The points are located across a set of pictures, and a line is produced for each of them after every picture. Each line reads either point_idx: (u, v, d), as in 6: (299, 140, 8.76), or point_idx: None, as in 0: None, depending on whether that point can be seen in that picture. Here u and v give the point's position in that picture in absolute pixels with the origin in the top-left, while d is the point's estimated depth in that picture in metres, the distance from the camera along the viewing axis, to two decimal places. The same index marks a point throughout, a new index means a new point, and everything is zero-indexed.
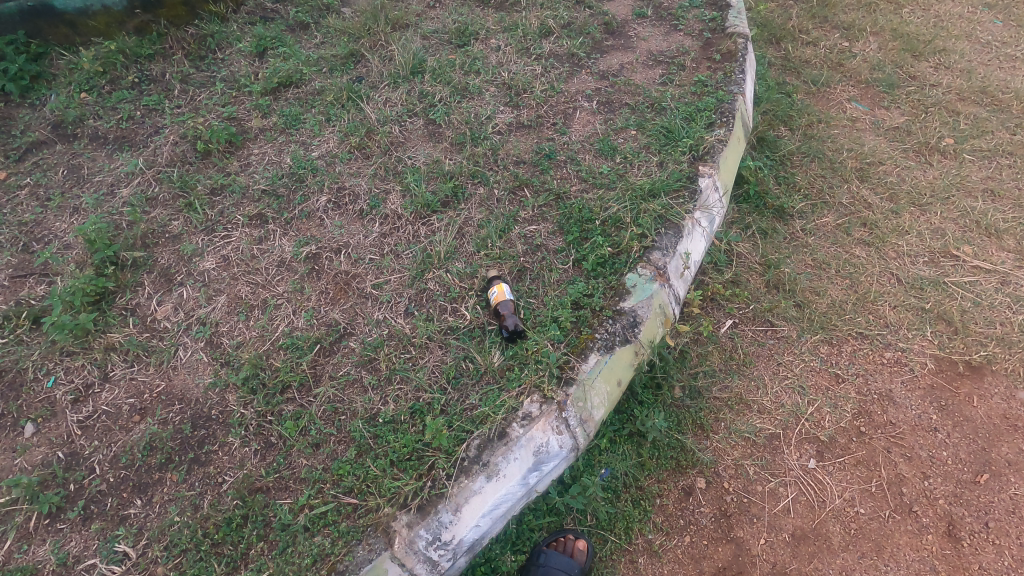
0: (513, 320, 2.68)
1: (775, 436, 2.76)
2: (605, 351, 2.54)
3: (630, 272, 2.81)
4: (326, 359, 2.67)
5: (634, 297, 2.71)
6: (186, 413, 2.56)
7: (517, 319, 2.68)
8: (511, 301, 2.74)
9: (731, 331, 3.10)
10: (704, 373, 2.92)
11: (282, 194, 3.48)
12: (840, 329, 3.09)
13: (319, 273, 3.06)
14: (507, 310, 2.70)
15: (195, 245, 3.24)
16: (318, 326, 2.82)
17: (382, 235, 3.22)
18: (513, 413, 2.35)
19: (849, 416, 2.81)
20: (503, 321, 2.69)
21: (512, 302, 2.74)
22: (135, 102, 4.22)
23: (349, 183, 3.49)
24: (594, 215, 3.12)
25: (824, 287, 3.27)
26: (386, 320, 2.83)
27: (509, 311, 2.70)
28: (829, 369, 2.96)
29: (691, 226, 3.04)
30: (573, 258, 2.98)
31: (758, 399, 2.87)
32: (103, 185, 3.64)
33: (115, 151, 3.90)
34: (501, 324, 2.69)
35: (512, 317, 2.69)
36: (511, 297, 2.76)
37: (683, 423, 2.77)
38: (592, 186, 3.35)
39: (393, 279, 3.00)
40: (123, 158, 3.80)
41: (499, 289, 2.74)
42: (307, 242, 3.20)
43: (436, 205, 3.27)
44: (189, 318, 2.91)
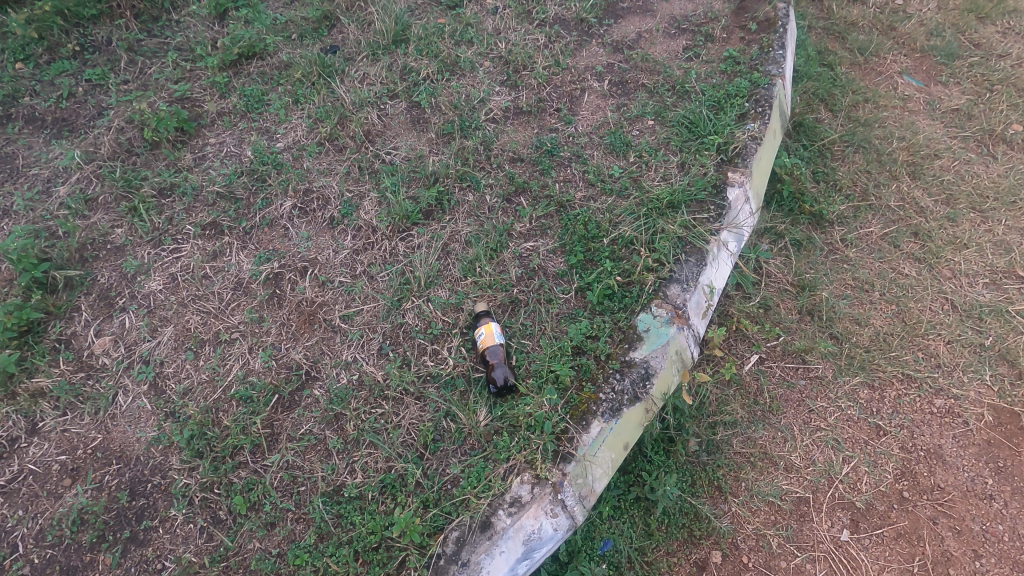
0: (502, 371, 2.27)
1: (803, 501, 2.40)
2: (610, 415, 2.14)
3: (643, 312, 2.36)
4: (284, 413, 2.29)
5: (645, 345, 2.28)
6: (124, 477, 2.22)
7: (508, 370, 2.28)
8: (502, 346, 2.34)
9: (757, 368, 2.69)
10: (725, 422, 2.53)
11: (242, 196, 3.00)
12: (884, 370, 2.66)
13: (280, 299, 2.63)
14: (498, 356, 2.30)
15: (139, 260, 2.79)
16: (277, 369, 2.42)
17: (354, 252, 2.76)
18: (499, 497, 1.98)
19: (890, 478, 2.43)
20: (491, 370, 2.29)
21: (503, 348, 2.33)
22: (76, 74, 3.64)
23: (318, 183, 3.00)
24: (601, 233, 2.65)
25: (867, 316, 2.82)
26: (357, 362, 2.43)
27: (499, 358, 2.30)
28: (870, 420, 2.56)
29: (717, 250, 2.54)
30: (576, 287, 2.54)
31: (785, 455, 2.49)
32: (38, 180, 3.15)
33: (53, 137, 3.38)
34: (488, 374, 2.28)
35: (503, 367, 2.29)
36: (503, 340, 2.36)
37: (698, 484, 2.41)
38: (600, 193, 2.84)
39: (365, 309, 2.57)
40: (61, 146, 3.28)
41: (490, 330, 2.34)
42: (269, 259, 2.75)
43: (417, 216, 2.79)
44: (130, 355, 2.52)
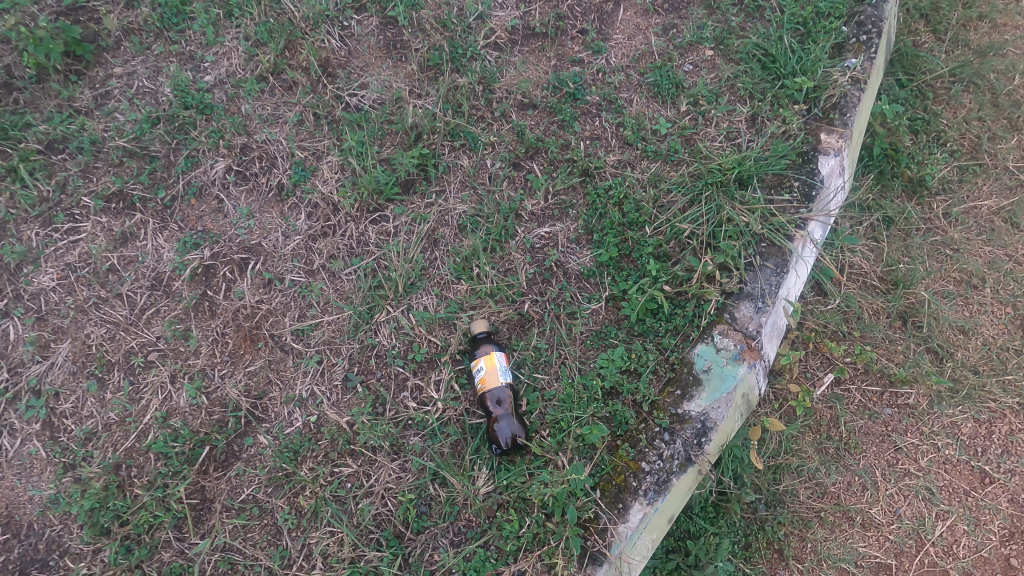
0: (507, 425, 1.69)
1: (883, 567, 1.92)
2: (655, 495, 1.57)
3: (701, 343, 1.73)
4: (218, 473, 1.73)
5: (705, 394, 1.67)
6: (13, 554, 1.69)
7: (517, 424, 1.69)
8: (508, 388, 1.72)
9: (833, 392, 2.09)
10: (792, 467, 1.98)
11: (158, 153, 2.19)
12: (997, 399, 2.08)
13: (211, 307, 1.97)
14: (502, 403, 1.70)
15: (24, 245, 2.02)
16: (208, 409, 1.82)
17: (309, 237, 2.06)
18: None
19: (996, 541, 1.93)
20: (493, 422, 1.70)
21: (510, 390, 1.72)
22: None
23: (260, 135, 2.21)
24: (642, 219, 1.96)
25: (976, 323, 2.20)
26: (315, 399, 1.83)
27: (505, 406, 1.70)
28: (974, 463, 2.02)
29: (803, 248, 1.86)
30: (608, 295, 1.91)
31: (864, 509, 1.98)
32: None
33: None
34: (489, 427, 1.70)
35: (510, 419, 1.69)
36: (509, 378, 1.73)
37: (754, 547, 1.91)
38: (640, 156, 2.11)
39: (325, 322, 1.94)
40: None
41: (490, 367, 1.70)
42: (196, 244, 2.05)
43: (393, 190, 2.06)
44: (15, 383, 1.86)
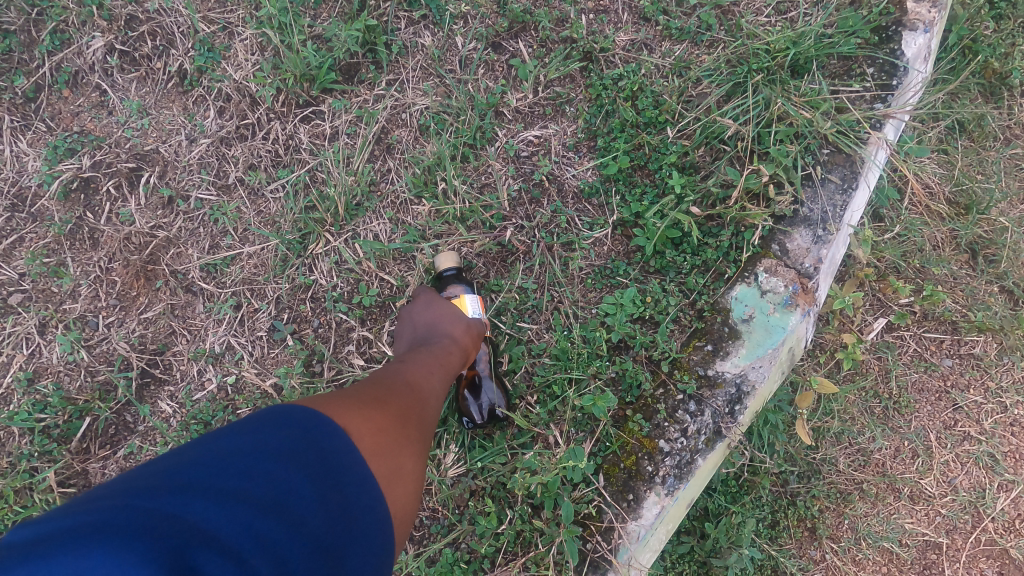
0: (489, 389, 1.30)
1: (930, 545, 1.62)
2: (677, 482, 1.20)
3: (741, 284, 1.31)
4: (105, 452, 1.36)
5: (744, 351, 1.26)
6: None
7: (498, 390, 1.31)
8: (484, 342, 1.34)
9: (883, 341, 1.71)
10: (832, 431, 1.63)
11: (13, 26, 1.54)
12: None
13: (91, 234, 1.49)
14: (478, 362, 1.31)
15: None
16: (90, 370, 1.39)
17: (221, 141, 1.55)
18: None
19: None
20: (466, 388, 1.30)
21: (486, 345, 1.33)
22: None
23: (150, 2, 1.57)
24: (663, 118, 1.47)
25: None
26: (232, 354, 1.43)
27: (482, 367, 1.31)
28: None
29: (876, 155, 1.40)
30: (615, 219, 1.46)
31: (914, 478, 1.65)
32: None
33: None
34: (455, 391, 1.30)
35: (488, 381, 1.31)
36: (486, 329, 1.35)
37: (782, 526, 1.59)
38: (661, 35, 1.57)
39: (244, 256, 1.48)
40: None
41: (460, 312, 1.29)
42: (68, 149, 1.52)
43: (330, 76, 1.52)
44: None
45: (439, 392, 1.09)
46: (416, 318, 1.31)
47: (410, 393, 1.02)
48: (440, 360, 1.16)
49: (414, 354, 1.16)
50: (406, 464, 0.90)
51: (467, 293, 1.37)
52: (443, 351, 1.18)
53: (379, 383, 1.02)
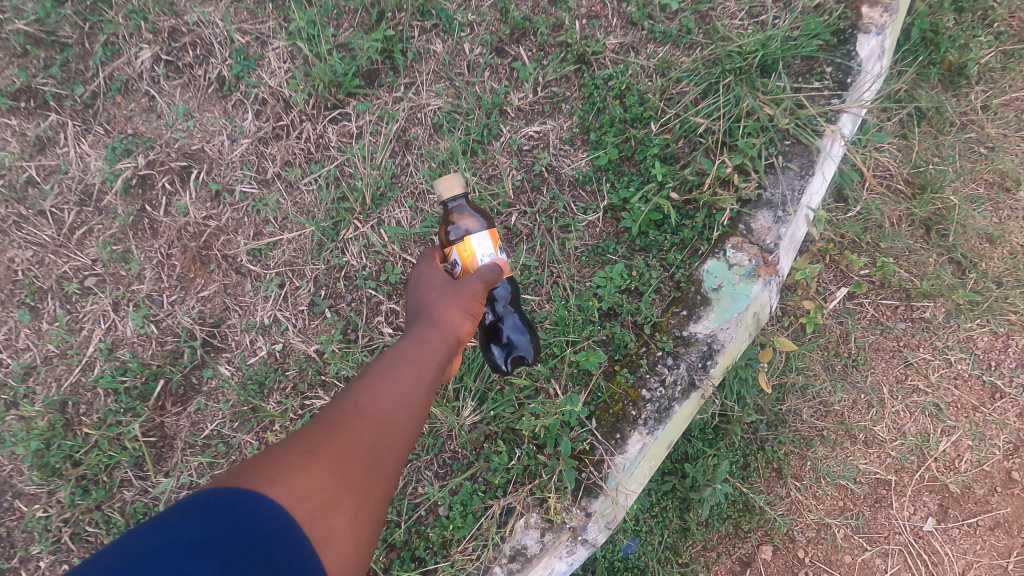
0: (517, 338, 1.40)
1: (882, 483, 1.88)
2: (656, 423, 1.44)
3: (711, 257, 1.54)
4: (178, 408, 1.60)
5: (714, 315, 1.49)
6: None
7: (527, 341, 1.41)
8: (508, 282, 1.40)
9: (844, 308, 1.95)
10: (796, 387, 1.87)
11: (70, 40, 1.76)
12: (1018, 311, 1.93)
13: (152, 224, 1.71)
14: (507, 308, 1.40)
15: None
16: (158, 340, 1.64)
17: (259, 141, 1.76)
18: (493, 549, 1.41)
19: (999, 455, 1.88)
20: (494, 338, 1.41)
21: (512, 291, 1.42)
22: None
23: (191, 16, 1.77)
24: (647, 114, 1.68)
25: (1003, 230, 2.01)
26: (279, 325, 1.66)
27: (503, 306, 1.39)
28: (985, 378, 1.92)
29: (831, 146, 1.61)
30: (606, 204, 1.68)
31: (868, 425, 1.89)
32: None
33: None
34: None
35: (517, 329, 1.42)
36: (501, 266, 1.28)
37: (752, 468, 1.84)
38: (646, 39, 1.76)
39: (285, 241, 1.70)
40: None
41: (462, 283, 1.23)
42: (128, 150, 1.74)
43: (354, 81, 1.73)
44: None
45: (405, 406, 1.06)
46: (412, 296, 1.30)
47: (364, 426, 1.01)
48: (415, 360, 1.12)
49: (388, 359, 1.12)
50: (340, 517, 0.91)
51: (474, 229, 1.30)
52: (419, 349, 1.13)
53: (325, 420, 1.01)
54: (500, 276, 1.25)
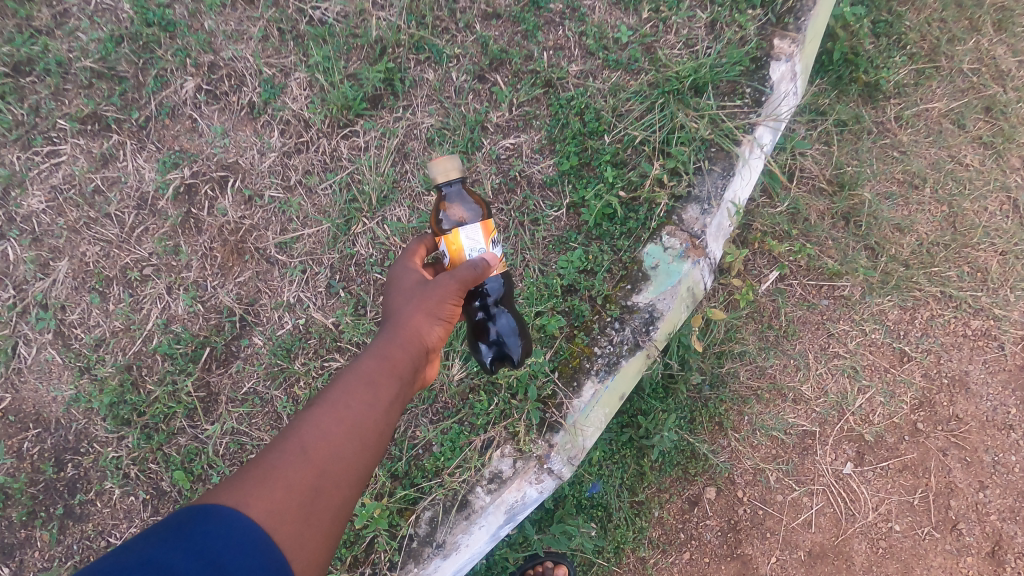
0: (507, 332, 1.66)
1: (808, 434, 2.23)
2: (606, 373, 1.80)
3: (651, 242, 1.91)
4: (221, 370, 1.96)
5: (652, 288, 1.86)
6: (46, 444, 1.93)
7: (514, 335, 1.67)
8: (500, 275, 1.58)
9: (775, 288, 2.30)
10: (734, 354, 2.22)
11: (127, 74, 2.16)
12: (922, 288, 2.29)
13: (197, 223, 2.09)
14: (496, 303, 1.63)
15: (8, 169, 2.12)
16: (204, 316, 2.01)
17: (284, 154, 2.14)
18: (476, 473, 1.76)
19: (906, 408, 2.23)
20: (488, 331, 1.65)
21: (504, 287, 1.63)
22: None
23: (227, 53, 2.16)
24: (601, 127, 2.06)
25: (912, 220, 2.36)
26: (302, 303, 2.03)
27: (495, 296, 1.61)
28: (895, 345, 2.27)
29: (750, 152, 1.98)
30: (568, 201, 2.05)
31: (795, 385, 2.25)
32: None
33: None
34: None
35: (507, 325, 1.66)
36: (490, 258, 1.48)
37: (698, 421, 2.19)
38: (601, 66, 2.13)
39: (306, 235, 2.08)
40: None
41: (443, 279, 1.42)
42: (176, 163, 2.12)
43: (362, 104, 2.11)
44: (24, 298, 2.04)
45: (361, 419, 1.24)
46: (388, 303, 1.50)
47: (324, 440, 1.18)
48: (374, 379, 1.30)
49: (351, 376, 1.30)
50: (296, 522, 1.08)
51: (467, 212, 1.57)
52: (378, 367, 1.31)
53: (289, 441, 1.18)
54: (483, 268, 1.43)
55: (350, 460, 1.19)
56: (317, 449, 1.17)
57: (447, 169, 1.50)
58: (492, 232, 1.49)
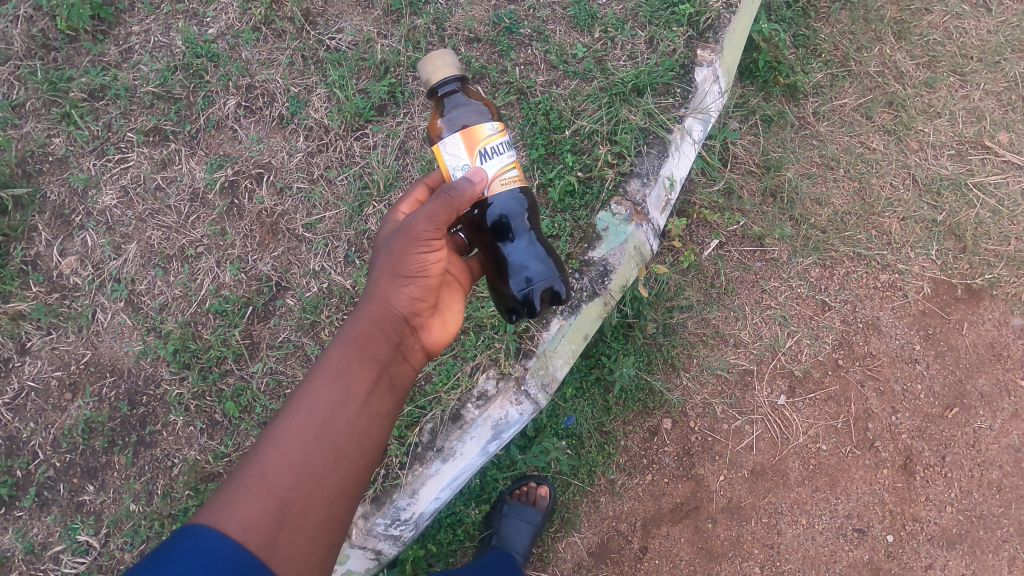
0: (519, 254, 1.80)
1: (747, 372, 2.66)
2: (569, 313, 2.25)
3: (603, 209, 2.40)
4: (261, 323, 2.45)
5: (604, 245, 2.34)
6: (120, 388, 2.40)
7: (527, 258, 1.80)
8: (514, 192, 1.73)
9: (715, 253, 2.76)
10: (681, 307, 2.68)
11: (181, 96, 2.69)
12: (836, 249, 2.75)
13: (239, 210, 2.59)
14: (510, 226, 1.78)
15: (86, 173, 2.63)
16: (247, 282, 2.50)
17: (308, 154, 2.65)
18: (467, 393, 2.22)
19: (829, 348, 2.67)
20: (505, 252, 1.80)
21: (525, 209, 1.79)
22: None
23: (261, 77, 2.69)
24: (563, 124, 2.57)
25: (828, 194, 2.82)
26: (325, 271, 2.51)
27: (506, 222, 1.77)
28: (817, 297, 2.72)
29: (681, 139, 2.48)
30: (538, 182, 2.52)
31: (735, 332, 2.69)
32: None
33: None
34: (455, 238, 1.96)
35: (527, 246, 1.81)
36: (475, 175, 1.62)
37: (654, 363, 2.63)
38: (562, 76, 2.64)
39: (327, 217, 2.57)
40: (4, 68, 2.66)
41: (420, 218, 1.61)
42: (222, 164, 2.63)
43: (370, 113, 2.63)
44: (100, 274, 2.53)
45: (330, 416, 1.48)
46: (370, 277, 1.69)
47: (300, 447, 1.42)
48: (340, 377, 1.54)
49: (317, 382, 1.52)
50: (289, 522, 1.33)
51: (453, 113, 1.73)
52: (344, 369, 1.55)
53: (261, 462, 1.39)
54: (459, 189, 1.58)
55: (322, 458, 1.43)
56: (284, 462, 1.39)
57: (437, 68, 1.69)
58: (472, 141, 1.62)
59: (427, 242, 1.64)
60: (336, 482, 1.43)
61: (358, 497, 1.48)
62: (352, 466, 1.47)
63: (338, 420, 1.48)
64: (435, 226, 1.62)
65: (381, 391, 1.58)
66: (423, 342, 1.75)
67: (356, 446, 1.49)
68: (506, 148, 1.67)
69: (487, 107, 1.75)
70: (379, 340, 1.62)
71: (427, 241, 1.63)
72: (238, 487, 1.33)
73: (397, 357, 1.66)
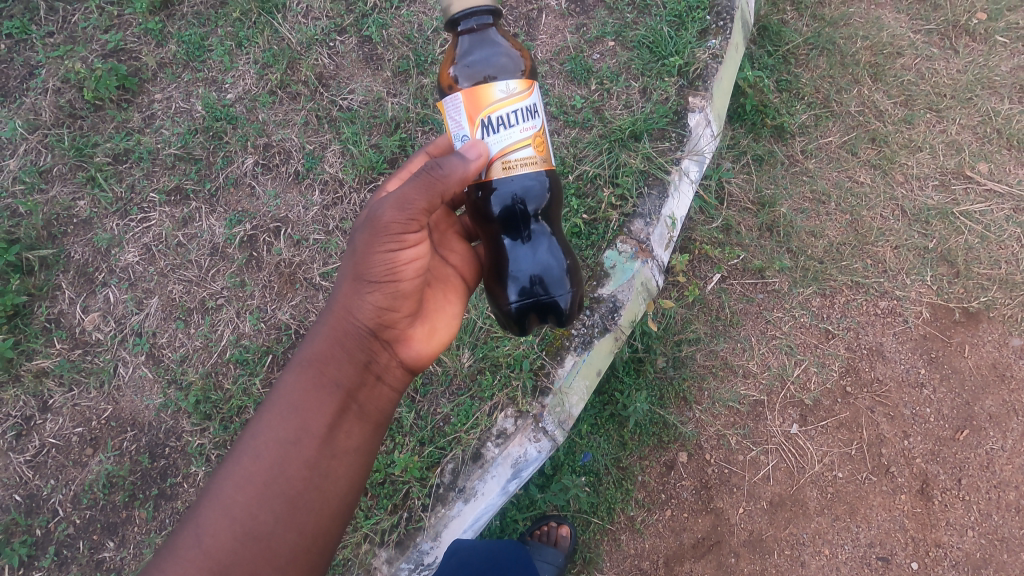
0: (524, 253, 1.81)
1: (758, 402, 2.70)
2: (582, 349, 2.31)
3: (609, 248, 2.50)
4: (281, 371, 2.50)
5: (613, 281, 2.42)
6: (141, 440, 2.44)
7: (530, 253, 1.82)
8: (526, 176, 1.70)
9: (719, 287, 2.85)
10: (690, 340, 2.75)
11: (201, 156, 2.83)
12: (835, 278, 2.85)
13: (258, 262, 2.68)
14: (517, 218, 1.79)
15: (109, 233, 2.73)
16: (267, 331, 2.57)
17: (324, 207, 2.76)
18: (486, 432, 2.25)
19: (836, 375, 2.72)
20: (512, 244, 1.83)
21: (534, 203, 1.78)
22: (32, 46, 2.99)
23: (278, 136, 2.84)
24: (567, 169, 2.70)
25: (822, 227, 2.94)
26: None
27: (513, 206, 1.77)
28: (820, 325, 2.79)
29: (679, 180, 2.62)
30: None
31: (743, 363, 2.75)
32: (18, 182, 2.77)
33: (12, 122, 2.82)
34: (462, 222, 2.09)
35: (535, 246, 1.82)
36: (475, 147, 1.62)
37: (666, 397, 2.68)
38: (563, 126, 2.80)
39: None
40: (33, 136, 2.82)
41: (400, 199, 1.58)
42: (240, 220, 2.74)
43: (383, 166, 2.77)
44: (122, 328, 2.60)
45: (276, 463, 1.57)
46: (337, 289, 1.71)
47: (246, 501, 1.53)
48: (293, 418, 1.61)
49: (270, 426, 1.61)
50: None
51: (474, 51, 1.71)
52: (297, 408, 1.62)
53: (209, 516, 1.51)
54: (453, 165, 1.58)
55: (269, 512, 1.53)
56: (225, 523, 1.50)
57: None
58: (478, 106, 1.60)
59: (398, 236, 1.59)
60: (284, 536, 1.53)
61: (318, 543, 1.58)
62: (306, 518, 1.56)
63: (287, 466, 1.57)
64: (405, 214, 1.58)
65: (340, 426, 1.65)
66: (400, 356, 1.78)
67: (311, 495, 1.58)
68: (515, 117, 1.62)
69: (510, 54, 1.72)
70: (339, 366, 1.67)
71: (394, 236, 1.59)
72: (177, 547, 1.48)
73: (364, 377, 1.70)
